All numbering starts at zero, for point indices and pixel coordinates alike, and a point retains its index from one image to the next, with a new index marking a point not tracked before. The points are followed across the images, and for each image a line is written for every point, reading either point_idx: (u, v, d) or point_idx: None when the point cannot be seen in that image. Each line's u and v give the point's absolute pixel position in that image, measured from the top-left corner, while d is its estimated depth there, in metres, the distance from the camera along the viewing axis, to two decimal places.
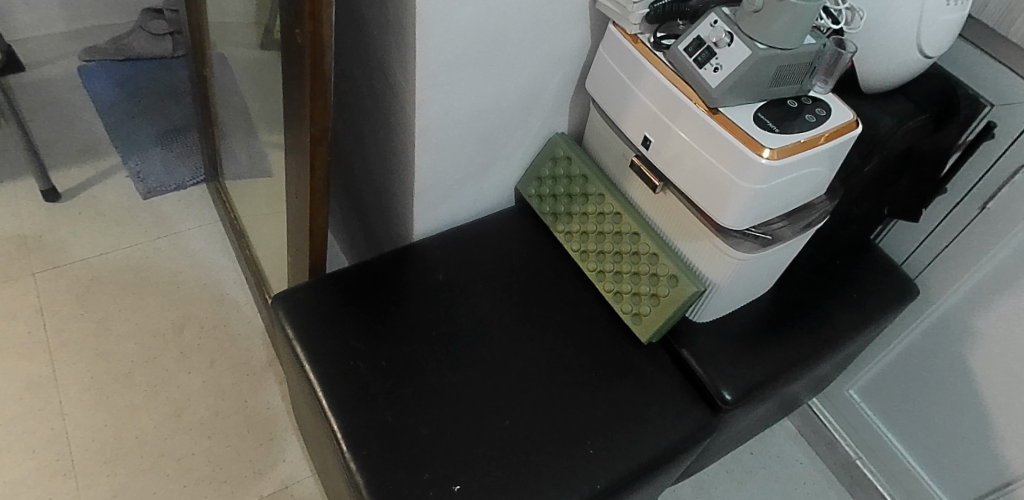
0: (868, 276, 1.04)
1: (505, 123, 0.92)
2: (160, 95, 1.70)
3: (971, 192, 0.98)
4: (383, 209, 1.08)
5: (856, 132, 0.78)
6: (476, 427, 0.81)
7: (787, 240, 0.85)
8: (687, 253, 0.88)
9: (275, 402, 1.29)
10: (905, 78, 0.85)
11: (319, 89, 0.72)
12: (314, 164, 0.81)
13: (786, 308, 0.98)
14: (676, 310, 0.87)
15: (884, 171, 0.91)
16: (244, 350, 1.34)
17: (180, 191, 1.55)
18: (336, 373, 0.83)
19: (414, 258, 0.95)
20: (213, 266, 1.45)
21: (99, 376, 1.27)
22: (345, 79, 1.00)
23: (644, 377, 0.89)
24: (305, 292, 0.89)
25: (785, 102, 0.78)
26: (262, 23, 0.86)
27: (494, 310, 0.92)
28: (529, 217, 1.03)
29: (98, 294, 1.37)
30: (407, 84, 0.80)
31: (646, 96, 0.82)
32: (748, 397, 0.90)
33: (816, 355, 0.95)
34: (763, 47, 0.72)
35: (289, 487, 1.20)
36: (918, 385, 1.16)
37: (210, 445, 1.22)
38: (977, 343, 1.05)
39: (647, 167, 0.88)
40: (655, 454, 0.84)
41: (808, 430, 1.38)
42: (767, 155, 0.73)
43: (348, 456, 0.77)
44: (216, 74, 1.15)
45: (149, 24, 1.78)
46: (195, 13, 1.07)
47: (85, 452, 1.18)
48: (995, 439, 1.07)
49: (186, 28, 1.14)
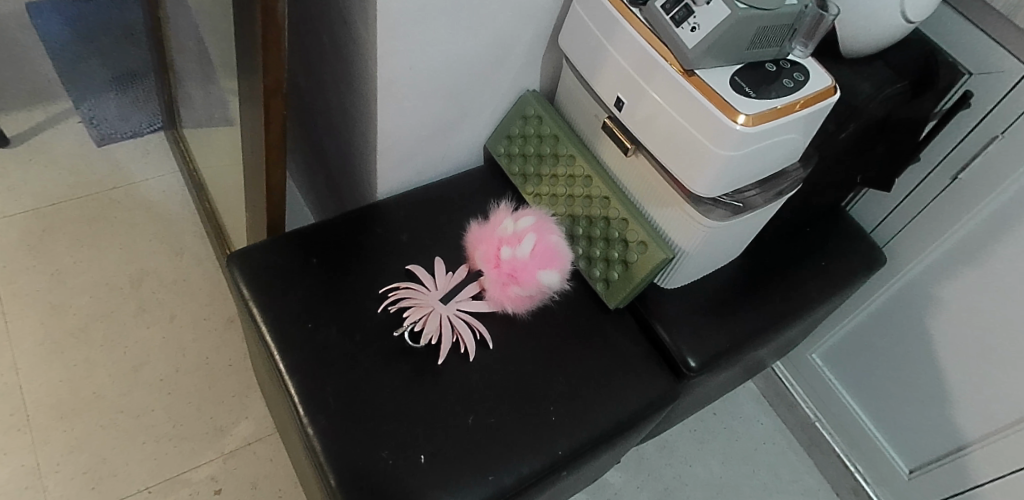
0: (838, 243, 1.04)
1: (475, 77, 0.89)
2: (125, 71, 1.57)
3: (943, 162, 0.97)
4: (346, 164, 1.04)
5: (833, 100, 0.75)
6: (438, 393, 0.79)
7: (759, 208, 0.83)
8: (657, 219, 0.86)
9: (237, 359, 1.26)
10: (885, 43, 0.83)
11: (273, 36, 0.68)
12: (270, 115, 0.77)
13: (754, 275, 0.97)
14: (644, 277, 0.85)
15: (860, 138, 0.89)
16: (205, 305, 1.31)
17: (138, 138, 1.49)
18: (295, 336, 0.80)
19: (377, 217, 0.91)
20: (173, 219, 1.40)
21: (55, 330, 1.23)
22: (304, 27, 0.96)
23: (609, 342, 0.88)
24: (263, 252, 0.86)
25: (763, 65, 0.75)
26: (218, 35, 0.96)
27: (505, 281, 0.84)
28: (499, 176, 1.00)
29: (52, 245, 1.32)
30: (368, 34, 0.76)
31: (621, 54, 0.78)
32: (712, 364, 0.89)
33: (781, 322, 0.95)
34: (743, 7, 0.68)
35: (251, 444, 1.19)
36: (879, 350, 1.17)
37: (171, 402, 1.20)
38: (939, 312, 1.06)
39: (620, 128, 0.85)
40: (619, 420, 0.83)
41: (770, 392, 1.39)
42: (742, 121, 0.70)
43: (305, 421, 0.75)
44: (183, 13, 1.12)
45: (95, 6, 1.64)
46: (156, 13, 1.21)
47: (40, 407, 1.16)
48: (951, 405, 1.09)
49: (144, 5, 1.24)
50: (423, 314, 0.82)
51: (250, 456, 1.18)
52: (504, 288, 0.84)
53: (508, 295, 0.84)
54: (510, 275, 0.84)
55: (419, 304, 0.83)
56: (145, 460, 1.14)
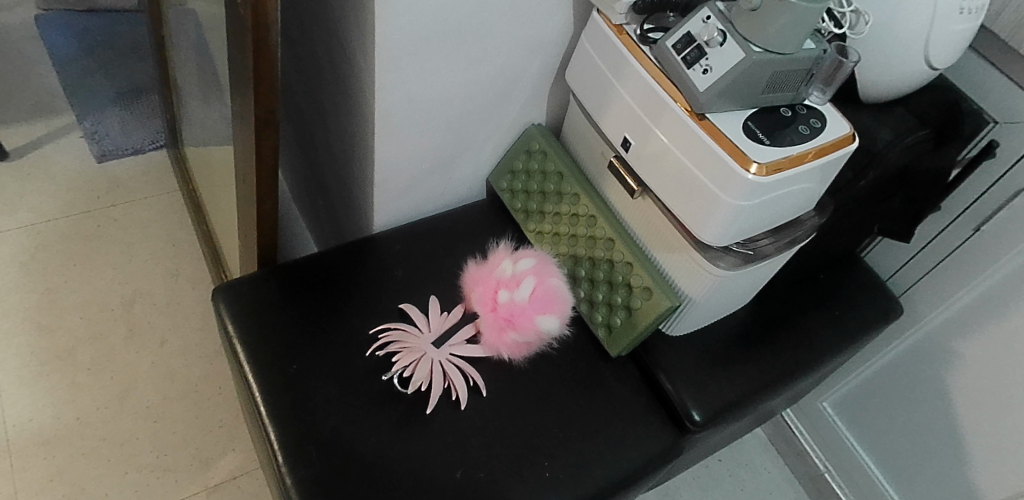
0: (852, 292, 0.99)
1: (477, 111, 0.86)
2: (129, 86, 1.55)
3: (965, 212, 0.93)
4: (344, 193, 1.01)
5: (851, 148, 0.71)
6: (427, 444, 0.75)
7: (770, 257, 0.79)
8: (664, 265, 0.82)
9: (228, 387, 1.23)
10: (907, 89, 0.79)
11: (265, 67, 0.66)
12: (261, 146, 0.74)
13: (763, 323, 0.93)
14: (648, 325, 0.81)
15: (880, 186, 0.85)
16: (197, 330, 1.28)
17: (138, 155, 1.47)
18: (278, 377, 0.77)
19: (372, 252, 0.88)
20: (170, 239, 1.37)
21: (42, 351, 1.20)
22: (305, 52, 0.93)
23: (610, 392, 0.84)
24: (250, 285, 0.82)
25: (777, 110, 0.72)
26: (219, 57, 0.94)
27: (503, 326, 0.80)
28: (500, 212, 0.96)
29: (45, 263, 1.30)
30: (366, 65, 0.74)
31: (629, 94, 0.75)
32: (718, 418, 0.85)
33: (792, 376, 0.90)
34: (758, 50, 0.65)
35: (237, 478, 1.14)
36: (894, 403, 1.12)
37: (157, 430, 1.16)
38: (958, 367, 1.01)
39: (626, 168, 0.82)
40: (617, 477, 0.78)
41: (778, 439, 1.34)
42: (755, 170, 0.66)
43: (284, 470, 0.71)
44: (187, 32, 1.10)
45: (106, 21, 1.63)
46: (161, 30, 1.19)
47: (22, 432, 1.12)
48: (968, 465, 1.03)
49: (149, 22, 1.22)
50: (414, 360, 0.79)
51: (235, 490, 1.13)
52: (501, 333, 0.80)
53: (504, 341, 0.80)
54: (508, 320, 0.80)
55: (408, 348, 0.80)
56: (126, 491, 1.10)
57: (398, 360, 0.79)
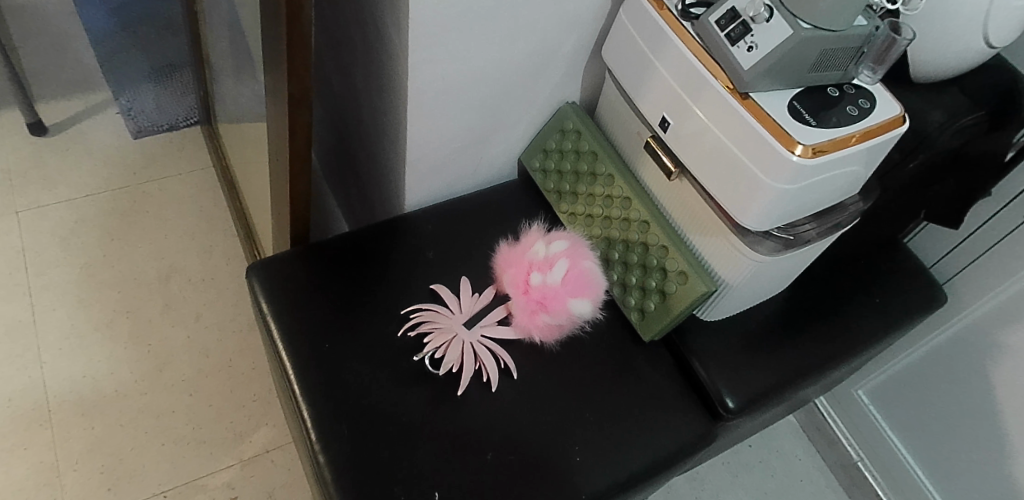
0: (894, 279, 0.96)
1: (511, 89, 0.84)
2: (163, 62, 1.56)
3: (1018, 198, 0.89)
4: (376, 171, 1.00)
5: (902, 130, 0.69)
6: (457, 426, 0.75)
7: (812, 243, 0.76)
8: (701, 250, 0.80)
9: (260, 362, 1.24)
10: (960, 69, 0.75)
11: (298, 44, 0.65)
12: (294, 125, 0.73)
13: (801, 310, 0.91)
14: (683, 310, 0.79)
15: (928, 170, 0.81)
16: (230, 306, 1.29)
17: (172, 131, 1.48)
18: (311, 355, 0.77)
19: (403, 232, 0.87)
20: (203, 216, 1.38)
21: (81, 324, 1.22)
22: (337, 28, 0.92)
23: (642, 377, 0.82)
24: (283, 264, 0.83)
25: (825, 90, 0.69)
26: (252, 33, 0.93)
27: (535, 308, 0.80)
28: (532, 192, 0.95)
29: (83, 238, 1.32)
30: (400, 43, 0.72)
31: (668, 72, 0.73)
32: (752, 406, 0.83)
33: (830, 364, 0.88)
34: (807, 27, 0.62)
35: (269, 452, 1.16)
36: (934, 393, 1.09)
37: (192, 404, 1.18)
38: (1004, 358, 0.97)
39: (663, 149, 0.80)
40: (648, 463, 0.77)
41: (811, 426, 1.31)
42: (800, 152, 0.64)
43: (316, 448, 0.72)
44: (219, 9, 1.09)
45: None
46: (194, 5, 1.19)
47: (63, 402, 1.15)
48: (1011, 458, 1.00)
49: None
50: (446, 341, 0.78)
51: (267, 464, 1.15)
52: (533, 316, 0.80)
53: (536, 324, 0.80)
54: (540, 303, 0.79)
55: (440, 329, 0.79)
56: (162, 462, 1.12)
57: (431, 340, 0.78)
